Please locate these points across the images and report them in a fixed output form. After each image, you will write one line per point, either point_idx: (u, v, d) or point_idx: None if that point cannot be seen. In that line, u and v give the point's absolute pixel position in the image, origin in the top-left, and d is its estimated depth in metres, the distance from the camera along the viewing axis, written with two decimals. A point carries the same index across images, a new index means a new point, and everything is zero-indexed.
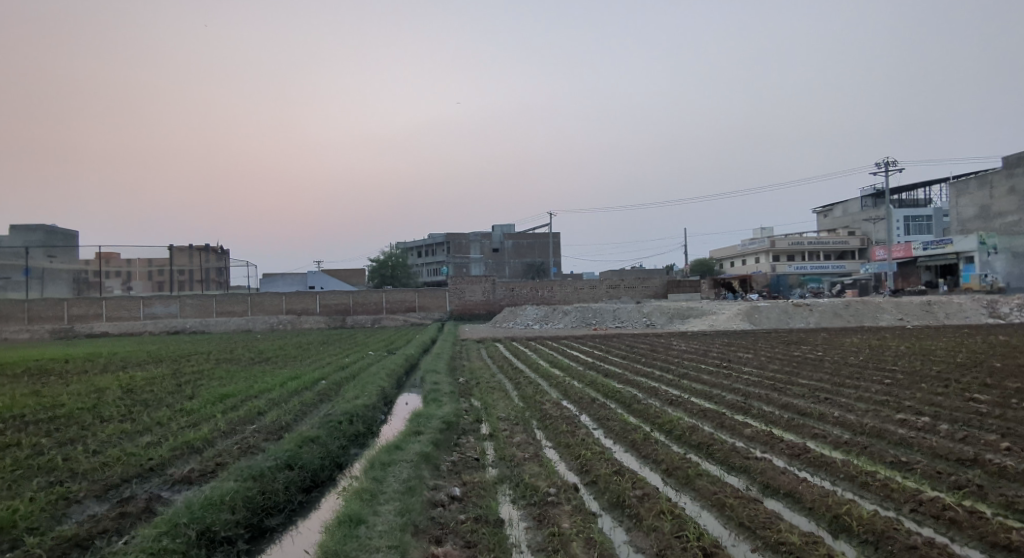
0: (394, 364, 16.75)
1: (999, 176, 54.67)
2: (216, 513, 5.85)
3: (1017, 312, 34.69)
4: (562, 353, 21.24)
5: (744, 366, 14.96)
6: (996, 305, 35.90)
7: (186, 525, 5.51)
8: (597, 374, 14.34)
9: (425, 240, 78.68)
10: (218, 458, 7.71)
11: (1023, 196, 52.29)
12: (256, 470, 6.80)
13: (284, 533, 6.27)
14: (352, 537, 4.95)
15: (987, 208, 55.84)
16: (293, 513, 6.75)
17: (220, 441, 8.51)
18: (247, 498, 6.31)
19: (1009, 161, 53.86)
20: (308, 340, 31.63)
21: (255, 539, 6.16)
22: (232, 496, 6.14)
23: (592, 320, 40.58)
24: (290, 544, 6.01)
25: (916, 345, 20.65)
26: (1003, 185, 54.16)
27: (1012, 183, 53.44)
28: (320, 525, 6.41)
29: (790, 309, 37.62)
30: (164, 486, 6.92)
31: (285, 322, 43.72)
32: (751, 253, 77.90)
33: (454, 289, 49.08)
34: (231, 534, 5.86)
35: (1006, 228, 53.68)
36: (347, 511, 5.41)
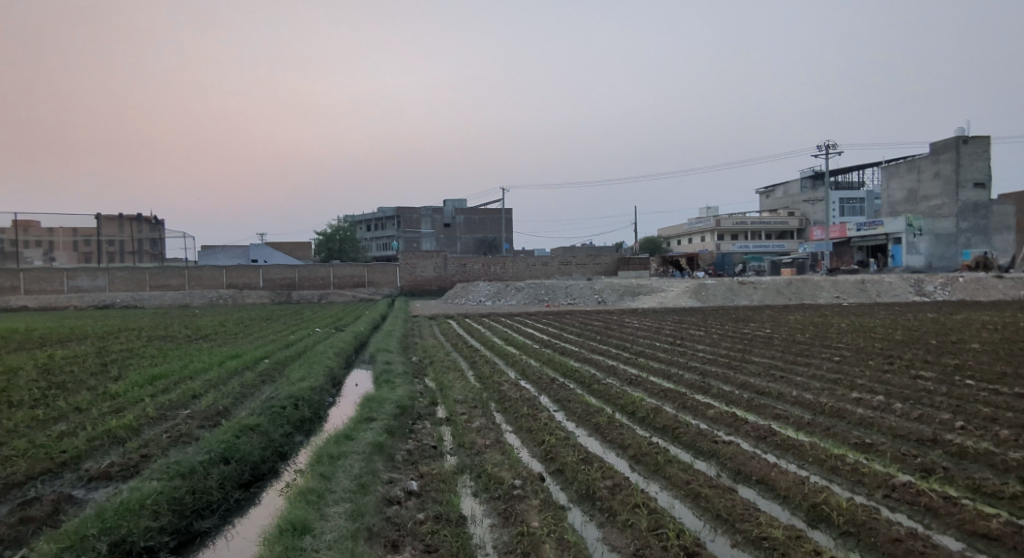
0: (341, 342, 16.15)
1: (926, 162, 56.59)
2: (134, 520, 5.38)
3: (941, 290, 36.11)
4: (517, 330, 21.01)
5: (698, 344, 14.92)
6: (923, 283, 37.28)
7: (95, 539, 5.07)
8: (554, 352, 14.13)
9: (374, 214, 77.18)
10: (143, 450, 7.08)
11: (948, 181, 54.34)
12: (186, 466, 6.27)
13: (215, 536, 5.80)
14: (296, 549, 4.53)
15: (914, 191, 57.83)
16: (228, 513, 6.25)
17: (146, 429, 7.86)
18: (173, 498, 5.81)
19: (937, 146, 55.79)
20: (250, 315, 30.51)
21: (185, 544, 5.67)
22: (154, 499, 5.66)
23: (545, 297, 40.47)
24: (225, 549, 5.54)
25: (858, 323, 21.10)
26: (929, 170, 56.10)
27: (938, 168, 55.42)
28: (257, 527, 5.94)
29: (736, 287, 38.24)
30: (78, 484, 6.31)
31: (226, 297, 42.19)
32: (698, 232, 79.21)
33: (404, 264, 48.20)
34: (152, 544, 5.36)
35: (930, 211, 55.88)
36: (291, 514, 4.98)
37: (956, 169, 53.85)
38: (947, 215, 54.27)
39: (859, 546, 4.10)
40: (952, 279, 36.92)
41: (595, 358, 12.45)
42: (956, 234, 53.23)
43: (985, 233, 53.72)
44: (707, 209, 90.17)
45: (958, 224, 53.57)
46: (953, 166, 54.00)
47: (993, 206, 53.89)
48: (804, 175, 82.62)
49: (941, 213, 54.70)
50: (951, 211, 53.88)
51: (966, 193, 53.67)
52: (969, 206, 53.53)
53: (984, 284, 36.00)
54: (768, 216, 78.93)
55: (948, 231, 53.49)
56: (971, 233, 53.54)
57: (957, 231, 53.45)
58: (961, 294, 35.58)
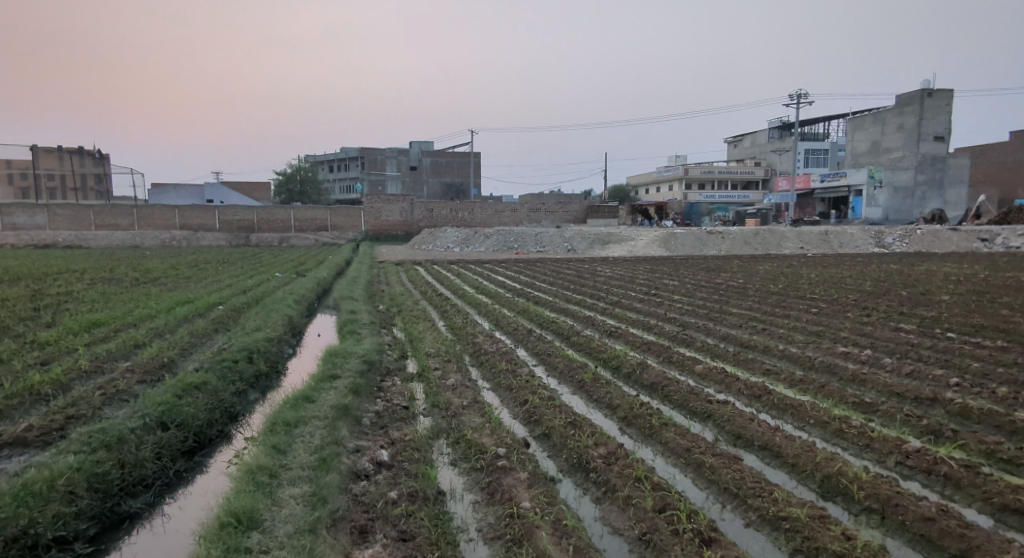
0: (301, 288, 15.45)
1: (891, 114, 56.35)
2: (43, 505, 4.95)
3: (899, 243, 36.48)
4: (486, 278, 20.56)
5: (675, 294, 14.59)
6: (882, 235, 37.70)
7: None
8: (528, 301, 13.71)
9: (337, 155, 74.87)
10: (68, 411, 6.45)
11: (910, 133, 54.27)
12: (113, 436, 5.78)
13: (147, 522, 5.40)
14: (241, 551, 4.10)
15: (877, 143, 57.83)
16: (164, 488, 5.81)
17: (77, 385, 7.23)
18: (93, 475, 5.36)
19: (901, 99, 55.59)
20: (205, 259, 29.34)
21: (109, 530, 5.29)
22: (69, 478, 5.22)
23: (514, 244, 39.87)
24: (145, 539, 5.18)
25: (827, 273, 21.04)
26: (893, 122, 55.96)
27: (901, 121, 55.31)
28: (192, 510, 5.51)
29: (705, 236, 38.11)
30: None
31: (179, 239, 40.61)
32: (666, 180, 78.95)
33: (368, 208, 46.92)
34: (69, 533, 4.99)
35: (891, 162, 55.74)
36: (238, 503, 4.51)
37: (918, 122, 53.83)
38: (907, 167, 54.20)
39: (886, 525, 4.32)
40: (910, 232, 37.36)
41: (573, 308, 12.09)
42: (913, 187, 53.84)
43: (939, 187, 54.19)
44: (675, 157, 89.73)
45: (915, 177, 53.76)
46: (915, 119, 53.95)
47: (950, 160, 54.00)
48: (771, 126, 82.50)
49: (902, 166, 54.54)
50: (911, 163, 53.88)
51: (926, 146, 53.77)
52: (927, 159, 53.68)
53: (941, 237, 36.47)
54: (734, 165, 78.89)
55: (906, 183, 53.98)
56: (926, 187, 53.91)
57: (914, 185, 53.85)
58: (917, 246, 36.08)
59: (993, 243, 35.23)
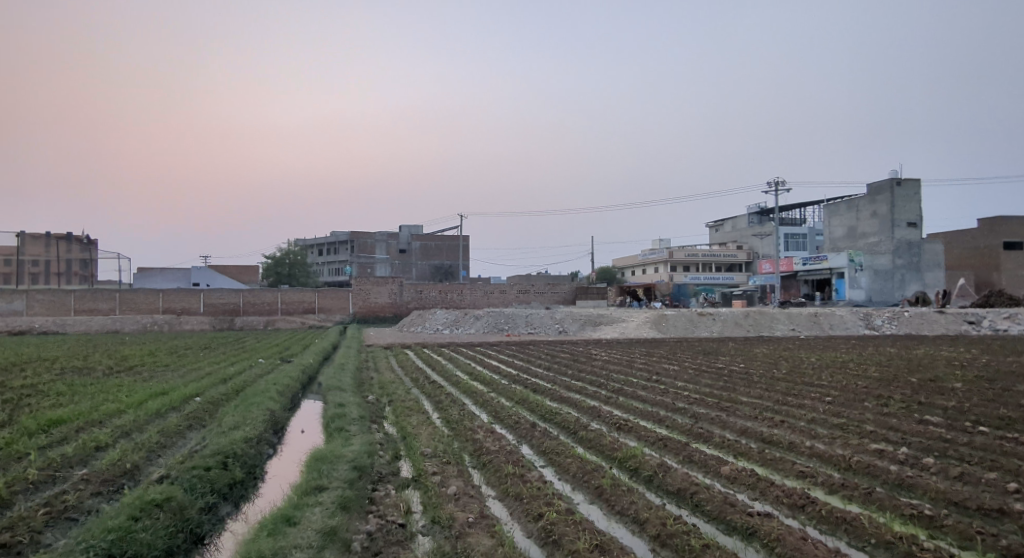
0: (285, 376, 14.68)
1: (864, 202, 57.63)
2: None
3: (888, 325, 36.26)
4: (480, 363, 19.82)
5: (679, 380, 13.93)
6: (871, 317, 37.38)
7: None
8: (527, 389, 13.04)
9: (327, 238, 75.14)
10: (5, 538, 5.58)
11: (884, 220, 55.32)
12: None
13: None
14: None
15: (854, 229, 58.60)
16: None
17: (22, 503, 6.69)
18: None
19: (873, 188, 57.00)
20: (186, 344, 28.51)
21: None
22: None
23: (504, 326, 39.28)
24: None
25: (828, 357, 20.48)
26: (867, 210, 57.11)
27: (875, 208, 56.48)
28: None
29: (696, 318, 37.78)
30: None
31: (161, 323, 39.71)
32: (652, 262, 79.39)
33: (356, 290, 46.41)
34: None
35: (868, 248, 56.65)
36: None
37: (890, 210, 54.96)
38: (883, 251, 55.15)
39: None
40: (899, 314, 37.30)
41: (578, 397, 11.43)
42: (892, 271, 54.44)
43: (917, 271, 54.72)
44: (660, 240, 90.88)
45: (893, 261, 54.43)
46: (888, 207, 55.10)
47: (925, 244, 55.03)
48: (751, 210, 84.29)
49: (878, 251, 55.59)
50: (888, 248, 54.75)
51: (900, 232, 54.65)
52: (903, 244, 54.57)
53: (928, 319, 36.30)
54: (720, 248, 79.84)
55: (885, 267, 54.41)
56: (905, 270, 54.48)
57: (892, 268, 54.44)
58: (907, 329, 35.74)
59: (981, 325, 34.99)
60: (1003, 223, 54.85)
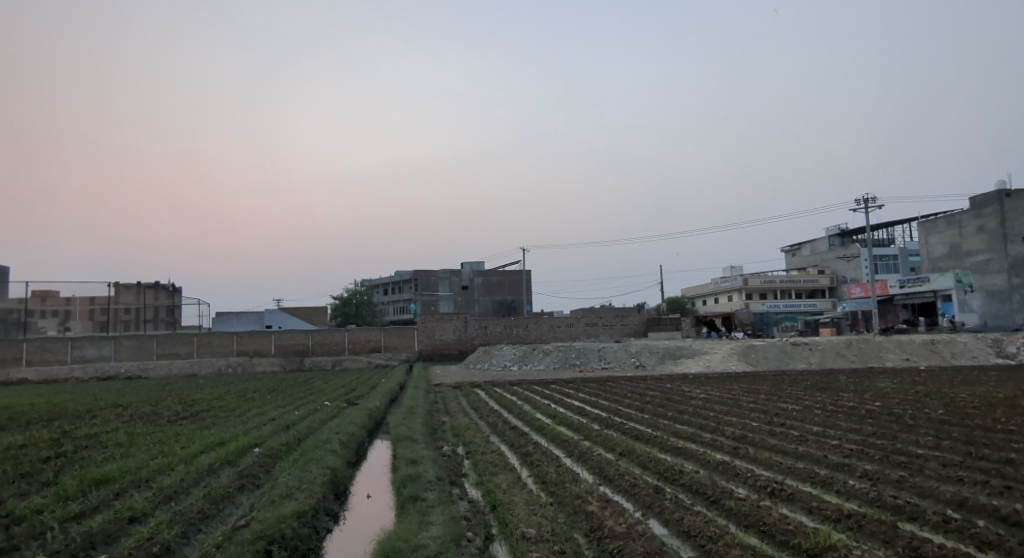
0: (350, 422, 13.07)
1: (968, 216, 53.21)
2: None
3: None
4: (558, 401, 18.01)
5: (812, 428, 12.04)
6: (1002, 343, 33.70)
7: None
8: (630, 434, 11.30)
9: (391, 277, 75.10)
10: None
11: (993, 235, 50.78)
12: None
13: None
14: None
15: (957, 247, 54.00)
16: None
17: None
18: None
19: (978, 201, 52.55)
20: (257, 387, 27.66)
21: None
22: None
23: (577, 361, 37.17)
24: None
25: (964, 395, 17.79)
26: (972, 225, 52.67)
27: (982, 223, 51.96)
28: None
29: (790, 348, 34.80)
30: None
31: (235, 365, 39.40)
32: (724, 291, 75.67)
33: (422, 327, 45.28)
34: None
35: (976, 267, 52.03)
36: None
37: (1001, 223, 50.31)
38: (997, 270, 50.16)
39: None
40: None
41: (702, 449, 9.69)
42: (1009, 291, 49.45)
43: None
44: (730, 267, 87.06)
45: (1010, 280, 49.43)
46: (997, 220, 50.63)
47: None
48: (830, 234, 79.84)
49: (990, 270, 50.79)
50: (1001, 266, 49.93)
51: (1014, 248, 49.79)
52: (1019, 261, 49.61)
53: None
54: (797, 274, 75.62)
55: (1001, 287, 49.86)
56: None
57: (1009, 288, 49.47)
58: None
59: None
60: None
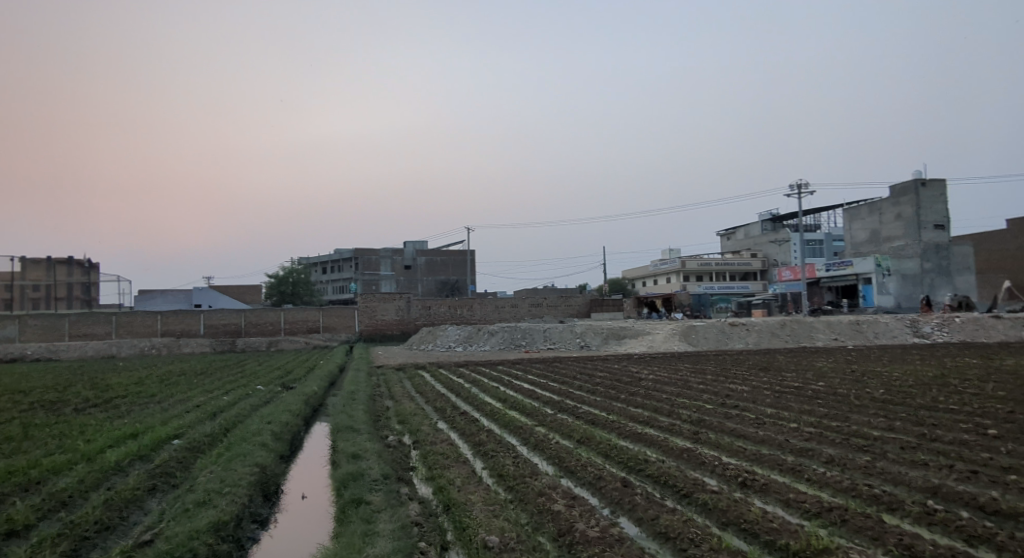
0: (282, 409, 12.14)
1: (887, 204, 55.41)
2: None
3: (939, 332, 33.96)
4: (506, 385, 17.47)
5: (766, 410, 11.86)
6: (918, 323, 35.01)
7: None
8: (585, 420, 10.85)
9: (330, 255, 72.98)
10: None
11: (909, 223, 53.15)
12: None
13: None
14: None
15: (877, 232, 56.29)
16: None
17: None
18: None
19: (896, 189, 54.68)
20: (183, 371, 26.18)
21: None
22: None
23: (522, 342, 36.76)
24: None
25: (899, 374, 18.10)
26: (890, 212, 54.93)
27: (900, 210, 54.20)
28: None
29: (728, 329, 35.32)
30: None
31: (160, 346, 37.37)
32: (664, 273, 76.76)
33: (362, 307, 43.98)
34: None
35: (893, 252, 54.39)
36: None
37: (916, 211, 52.65)
38: (911, 255, 52.76)
39: None
40: (948, 320, 34.85)
41: (664, 435, 9.32)
42: (920, 274, 52.07)
43: (948, 275, 51.83)
44: (669, 249, 88.43)
45: (922, 264, 52.07)
46: (912, 208, 52.95)
47: (953, 247, 52.63)
48: (763, 218, 81.97)
49: (905, 254, 53.26)
50: (915, 251, 52.49)
51: (928, 235, 52.32)
52: (931, 248, 52.00)
53: (982, 325, 33.99)
54: (732, 256, 77.40)
55: (913, 271, 52.39)
56: (935, 274, 51.69)
57: (922, 272, 52.06)
58: (960, 336, 33.51)
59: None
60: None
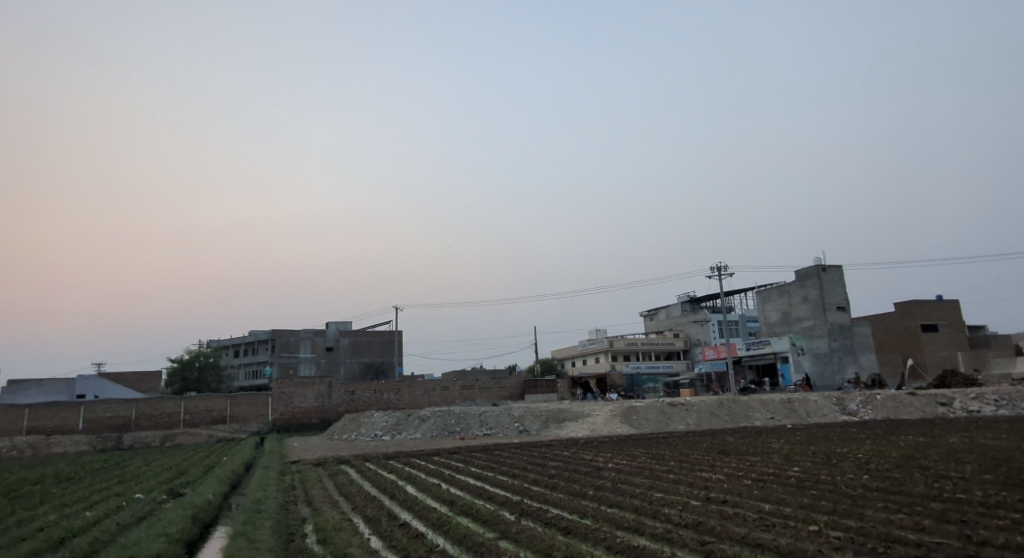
0: (151, 537, 9.53)
1: (795, 286, 56.59)
2: None
3: (865, 409, 33.52)
4: (449, 483, 15.23)
5: (760, 504, 10.10)
6: (844, 401, 34.47)
7: None
8: (562, 537, 8.80)
9: (243, 338, 68.33)
10: None
11: (817, 304, 54.13)
12: None
13: None
14: None
15: (788, 313, 57.15)
16: None
17: None
18: None
19: (801, 272, 56.15)
20: (42, 484, 22.37)
21: None
22: None
23: (456, 429, 34.07)
24: None
25: (865, 450, 16.70)
26: (799, 294, 55.99)
27: (805, 292, 55.41)
28: None
29: (668, 409, 33.92)
30: None
31: (25, 446, 32.69)
32: (591, 353, 75.97)
33: (277, 394, 40.26)
34: None
35: (804, 332, 55.11)
36: None
37: (821, 293, 53.99)
38: (820, 334, 53.48)
39: None
40: (870, 397, 34.63)
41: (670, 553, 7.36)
42: (830, 353, 52.73)
43: (852, 353, 53.34)
44: (598, 330, 88.12)
45: (830, 343, 52.88)
46: (817, 290, 54.19)
47: (856, 327, 54.07)
48: (683, 299, 83.27)
49: (814, 334, 53.95)
50: (823, 331, 53.25)
51: (833, 315, 53.54)
52: (836, 327, 53.34)
53: (902, 401, 33.88)
54: (656, 336, 77.48)
55: (823, 350, 52.94)
56: (842, 352, 52.89)
57: (830, 351, 52.74)
58: (884, 413, 33.17)
59: (954, 407, 33.00)
60: (918, 305, 54.49)
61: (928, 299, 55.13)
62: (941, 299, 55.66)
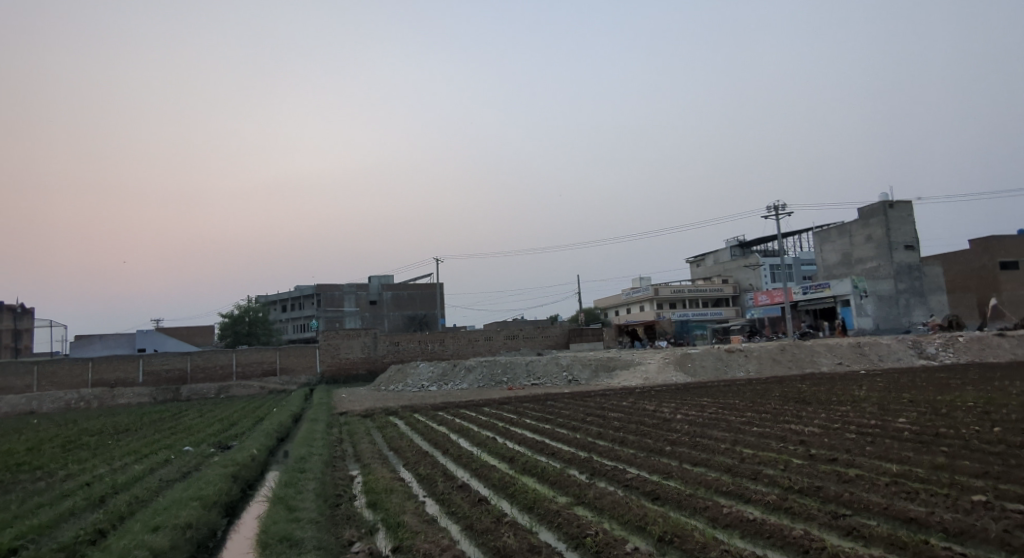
0: (188, 501, 8.43)
1: (857, 226, 53.47)
2: None
3: (945, 352, 31.34)
4: (505, 437, 14.03)
5: (882, 463, 8.55)
6: (921, 344, 32.31)
7: None
8: (652, 505, 7.43)
9: (290, 293, 68.58)
10: None
11: (881, 244, 51.06)
12: None
13: None
14: None
15: (849, 255, 54.21)
16: None
17: None
18: None
19: (864, 211, 52.96)
20: (98, 435, 22.16)
21: None
22: None
23: (503, 378, 33.12)
24: None
25: (973, 397, 14.90)
26: (861, 234, 52.91)
27: (869, 232, 52.32)
28: None
29: (725, 355, 32.30)
30: None
31: (89, 398, 33.09)
32: (636, 301, 74.19)
33: (324, 345, 39.92)
34: None
35: (866, 274, 52.26)
36: None
37: (886, 233, 50.85)
38: (885, 276, 50.62)
39: None
40: (950, 339, 32.35)
41: (802, 532, 5.88)
42: (896, 296, 49.87)
43: (920, 296, 50.36)
44: (642, 278, 86.05)
45: (896, 286, 49.93)
46: (882, 229, 51.03)
47: (924, 267, 50.98)
48: (730, 244, 80.44)
49: (878, 276, 51.09)
50: (888, 272, 50.34)
51: (899, 255, 50.49)
52: (903, 268, 50.33)
53: (988, 342, 31.56)
54: (704, 283, 75.12)
55: (888, 292, 50.15)
56: (909, 295, 50.04)
57: (896, 293, 49.95)
58: (967, 356, 30.93)
59: None
60: (995, 242, 51.03)
61: (1005, 236, 51.60)
62: (1019, 236, 52.02)
